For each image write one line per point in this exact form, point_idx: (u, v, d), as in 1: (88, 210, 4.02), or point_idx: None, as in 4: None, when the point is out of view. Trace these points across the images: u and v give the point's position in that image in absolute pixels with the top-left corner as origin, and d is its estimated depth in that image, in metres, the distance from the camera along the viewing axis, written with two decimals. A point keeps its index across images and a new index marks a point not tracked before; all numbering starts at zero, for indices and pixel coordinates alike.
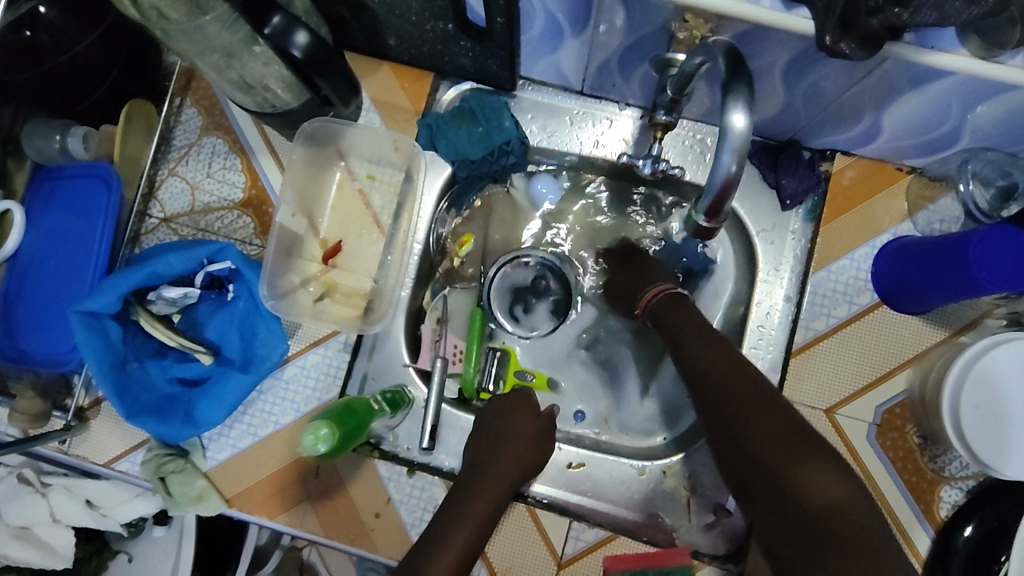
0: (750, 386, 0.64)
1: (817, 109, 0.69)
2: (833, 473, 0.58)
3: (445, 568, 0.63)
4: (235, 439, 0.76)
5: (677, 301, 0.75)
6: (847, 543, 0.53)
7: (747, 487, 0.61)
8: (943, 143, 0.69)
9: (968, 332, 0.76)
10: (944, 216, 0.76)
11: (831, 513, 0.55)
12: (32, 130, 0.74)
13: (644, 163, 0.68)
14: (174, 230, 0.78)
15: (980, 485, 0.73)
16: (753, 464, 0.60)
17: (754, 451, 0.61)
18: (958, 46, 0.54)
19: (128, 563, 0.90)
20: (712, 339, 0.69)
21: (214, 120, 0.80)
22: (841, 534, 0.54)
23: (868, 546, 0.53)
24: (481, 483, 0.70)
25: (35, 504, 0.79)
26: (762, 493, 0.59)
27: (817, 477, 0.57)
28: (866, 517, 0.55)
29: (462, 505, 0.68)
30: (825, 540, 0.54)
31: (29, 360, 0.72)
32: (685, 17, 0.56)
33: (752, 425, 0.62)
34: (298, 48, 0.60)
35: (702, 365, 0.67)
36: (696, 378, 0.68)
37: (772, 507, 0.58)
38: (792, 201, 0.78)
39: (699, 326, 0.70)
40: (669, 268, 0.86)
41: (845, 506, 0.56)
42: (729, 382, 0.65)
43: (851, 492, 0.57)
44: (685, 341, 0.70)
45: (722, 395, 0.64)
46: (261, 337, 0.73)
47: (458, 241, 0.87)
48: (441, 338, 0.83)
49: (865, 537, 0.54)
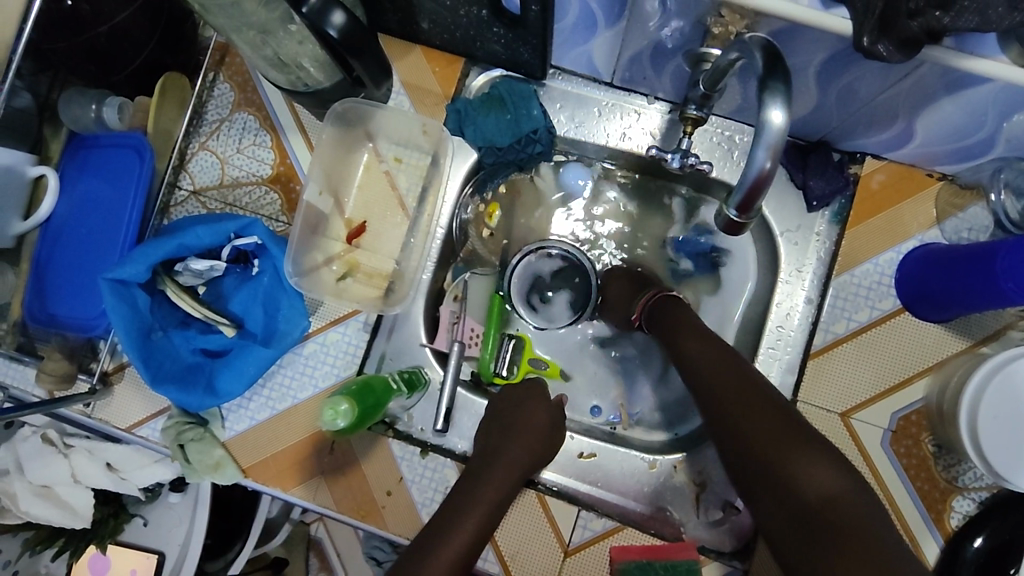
0: (747, 385, 0.63)
1: (850, 110, 0.68)
2: (831, 466, 0.56)
3: (455, 548, 0.63)
4: (254, 411, 0.77)
5: (677, 303, 0.76)
6: (844, 535, 0.51)
7: (749, 488, 0.59)
8: (977, 150, 0.68)
9: (990, 342, 0.75)
10: (972, 225, 0.75)
11: (830, 506, 0.53)
12: (69, 99, 0.74)
13: (672, 158, 0.68)
14: (203, 203, 0.80)
15: (993, 497, 0.73)
16: (752, 462, 0.59)
17: (751, 450, 0.59)
18: (998, 53, 0.53)
19: (143, 527, 0.93)
20: (712, 343, 0.69)
21: (246, 96, 0.81)
22: (839, 525, 0.52)
23: (868, 535, 0.51)
24: (493, 469, 0.70)
25: (57, 464, 0.81)
26: (763, 494, 0.58)
27: (814, 469, 0.56)
28: (867, 508, 0.53)
29: (473, 490, 0.68)
30: (823, 533, 0.52)
31: (59, 323, 0.74)
32: (721, 12, 0.56)
33: (747, 423, 0.61)
34: (335, 28, 0.61)
35: (701, 367, 0.67)
36: (695, 382, 0.68)
37: (774, 506, 0.56)
38: (819, 202, 0.78)
39: (701, 330, 0.71)
40: (686, 264, 0.88)
41: (844, 497, 0.54)
42: (726, 383, 0.64)
43: (850, 481, 0.55)
44: (686, 343, 0.70)
45: (720, 397, 0.64)
46: (283, 313, 0.74)
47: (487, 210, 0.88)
48: (459, 320, 0.85)
49: (866, 526, 0.51)
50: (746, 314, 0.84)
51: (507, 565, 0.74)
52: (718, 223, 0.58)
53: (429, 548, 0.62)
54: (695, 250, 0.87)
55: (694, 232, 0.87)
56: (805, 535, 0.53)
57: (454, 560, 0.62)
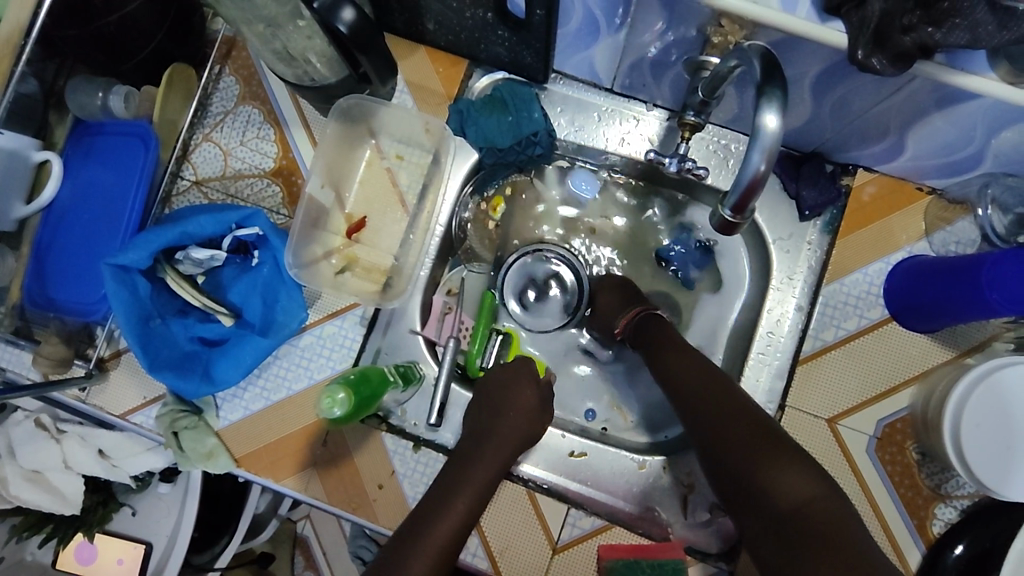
0: (724, 398, 0.65)
1: (843, 122, 0.69)
2: (807, 473, 0.57)
3: (445, 533, 0.64)
4: (247, 401, 0.78)
5: (660, 323, 0.77)
6: (818, 539, 0.52)
7: (729, 498, 0.61)
8: (965, 165, 0.70)
9: (975, 353, 0.76)
10: (960, 238, 0.77)
11: (803, 513, 0.54)
12: (75, 87, 0.75)
13: (670, 162, 0.70)
14: (205, 193, 0.81)
15: (975, 505, 0.74)
16: (733, 471, 0.61)
17: (729, 460, 0.61)
18: (987, 70, 0.55)
19: (131, 517, 0.93)
20: (693, 359, 0.70)
21: (251, 90, 0.82)
22: (813, 529, 0.53)
23: (839, 538, 0.52)
24: (480, 454, 0.71)
25: (49, 449, 0.81)
26: (743, 502, 0.59)
27: (789, 476, 0.57)
28: (841, 512, 0.54)
29: (462, 475, 0.70)
30: (798, 539, 0.53)
31: (57, 308, 0.75)
32: (720, 22, 0.57)
33: (725, 435, 0.63)
34: (343, 23, 0.62)
35: (681, 383, 0.69)
36: (677, 396, 0.69)
37: (753, 513, 0.58)
38: (811, 211, 0.79)
39: (684, 347, 0.72)
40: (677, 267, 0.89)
41: (818, 502, 0.55)
42: (706, 397, 0.66)
43: (824, 487, 0.56)
44: (669, 359, 0.71)
45: (697, 407, 0.66)
46: (282, 304, 0.76)
47: (493, 203, 0.89)
48: (450, 312, 0.84)
49: (840, 531, 0.52)
50: (737, 319, 0.86)
51: (496, 561, 0.75)
52: (712, 223, 0.60)
53: (420, 533, 0.64)
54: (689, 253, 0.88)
55: (687, 237, 0.88)
56: (781, 541, 0.54)
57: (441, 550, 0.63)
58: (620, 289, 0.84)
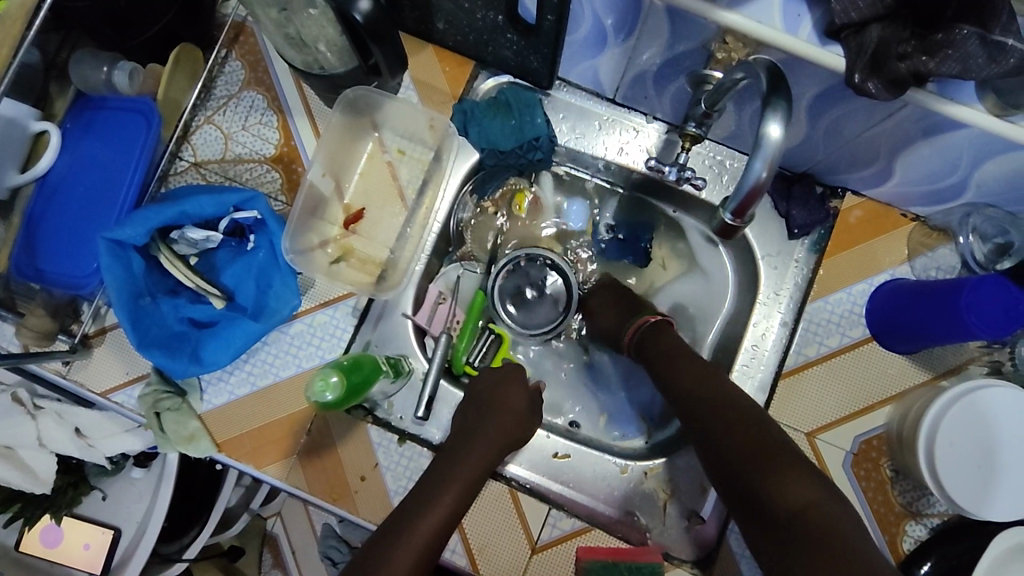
0: (726, 404, 0.66)
1: (835, 145, 0.72)
2: (806, 478, 0.58)
3: (440, 514, 0.66)
4: (233, 386, 0.77)
5: (661, 329, 0.78)
6: (818, 540, 0.54)
7: (734, 504, 0.62)
8: (949, 193, 0.73)
9: (951, 375, 0.79)
10: (940, 264, 0.79)
11: (803, 517, 0.56)
12: (80, 59, 0.75)
13: (669, 170, 0.77)
14: (203, 174, 0.81)
15: (944, 524, 0.76)
16: (737, 479, 0.62)
17: (736, 468, 0.62)
18: (975, 100, 0.57)
19: (101, 501, 0.92)
20: (695, 365, 0.72)
21: (256, 76, 0.82)
22: (814, 532, 0.54)
23: (841, 541, 0.53)
24: (467, 449, 0.72)
25: (23, 426, 0.79)
26: (746, 508, 0.61)
27: (788, 480, 0.58)
28: (839, 516, 0.55)
29: (449, 469, 0.70)
30: (801, 542, 0.55)
31: (44, 279, 0.73)
32: (724, 39, 0.59)
33: (727, 444, 0.64)
34: (360, 13, 0.63)
35: (682, 390, 0.70)
36: (680, 403, 0.71)
37: (754, 520, 0.60)
38: (799, 231, 0.82)
39: (685, 352, 0.74)
40: (625, 254, 0.93)
41: (818, 506, 0.56)
42: (704, 406, 0.67)
43: (826, 493, 0.57)
44: (668, 367, 0.73)
45: (698, 415, 0.68)
46: (275, 290, 0.75)
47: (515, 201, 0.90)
48: (444, 302, 0.88)
49: (841, 533, 0.54)
50: (722, 330, 0.88)
51: (474, 558, 0.75)
52: (713, 227, 0.61)
53: (403, 526, 0.65)
54: (624, 244, 0.93)
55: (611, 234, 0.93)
56: (784, 545, 0.56)
57: (432, 533, 0.65)
58: (623, 302, 0.85)
